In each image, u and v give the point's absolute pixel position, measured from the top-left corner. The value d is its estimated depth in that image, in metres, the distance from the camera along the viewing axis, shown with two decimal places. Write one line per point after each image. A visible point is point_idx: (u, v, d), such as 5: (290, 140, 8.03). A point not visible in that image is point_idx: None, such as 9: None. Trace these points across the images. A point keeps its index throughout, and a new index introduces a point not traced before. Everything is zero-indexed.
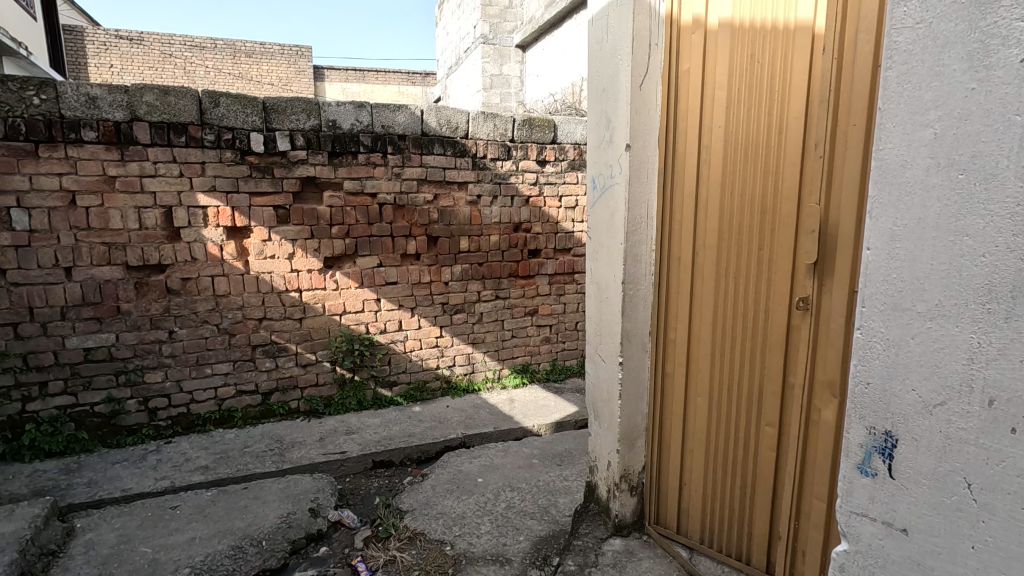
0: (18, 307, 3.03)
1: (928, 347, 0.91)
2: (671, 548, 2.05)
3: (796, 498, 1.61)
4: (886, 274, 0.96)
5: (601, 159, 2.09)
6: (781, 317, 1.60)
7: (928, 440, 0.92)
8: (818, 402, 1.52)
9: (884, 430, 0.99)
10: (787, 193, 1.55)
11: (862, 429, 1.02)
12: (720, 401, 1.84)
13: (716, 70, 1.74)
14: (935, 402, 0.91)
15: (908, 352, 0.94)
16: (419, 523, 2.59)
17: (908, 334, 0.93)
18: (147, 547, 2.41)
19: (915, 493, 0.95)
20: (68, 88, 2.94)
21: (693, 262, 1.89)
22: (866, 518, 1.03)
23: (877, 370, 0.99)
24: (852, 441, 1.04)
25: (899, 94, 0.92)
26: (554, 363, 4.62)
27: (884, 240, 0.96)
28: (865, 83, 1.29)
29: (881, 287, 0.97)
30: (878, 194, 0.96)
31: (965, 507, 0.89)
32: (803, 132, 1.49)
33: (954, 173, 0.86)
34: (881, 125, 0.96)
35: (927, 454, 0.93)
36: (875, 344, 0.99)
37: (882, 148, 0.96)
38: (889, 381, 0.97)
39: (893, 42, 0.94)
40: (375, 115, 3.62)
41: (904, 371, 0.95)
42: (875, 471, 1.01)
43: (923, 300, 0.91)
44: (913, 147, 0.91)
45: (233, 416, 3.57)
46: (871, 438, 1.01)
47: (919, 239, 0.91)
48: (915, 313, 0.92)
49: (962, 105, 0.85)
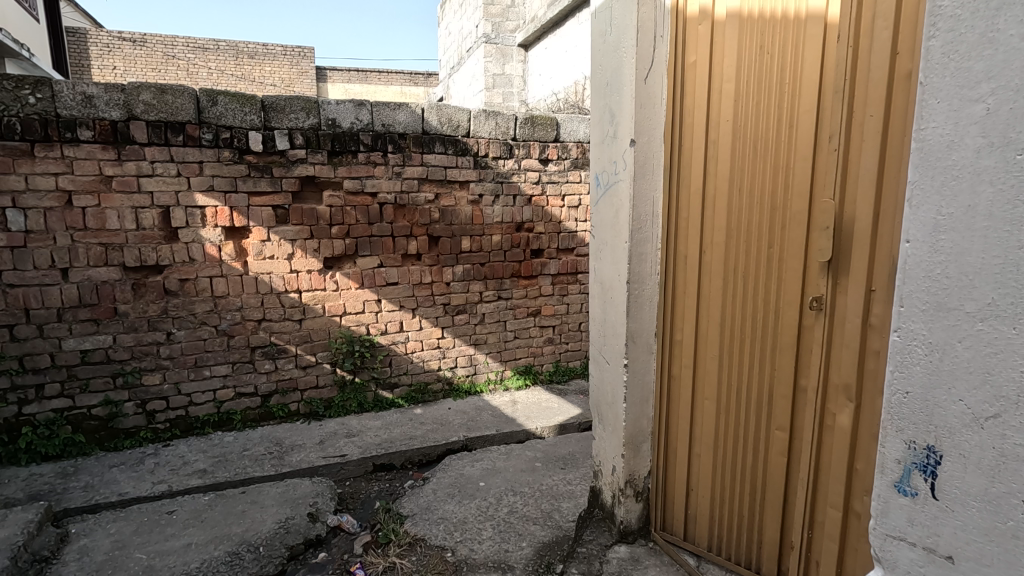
0: (14, 308, 2.99)
1: (978, 352, 0.85)
2: (678, 556, 1.99)
3: (808, 507, 1.54)
4: (929, 270, 0.90)
5: (605, 155, 2.03)
6: (793, 317, 1.54)
7: (978, 457, 0.86)
8: (832, 407, 1.45)
9: (924, 444, 0.94)
10: (798, 188, 1.49)
11: (901, 443, 0.98)
12: (729, 405, 1.78)
13: (723, 63, 1.68)
14: (986, 415, 0.85)
15: (955, 358, 0.88)
16: (420, 528, 2.54)
17: (954, 337, 0.87)
18: (142, 554, 2.36)
19: (962, 516, 0.89)
20: (64, 87, 2.90)
21: (699, 261, 1.84)
22: (906, 543, 0.98)
23: (917, 378, 0.94)
24: (889, 457, 1.00)
25: (946, 65, 0.87)
26: (557, 364, 4.56)
27: (927, 231, 0.90)
28: (883, 71, 1.23)
29: (923, 285, 0.92)
30: (920, 180, 0.91)
31: (1021, 534, 0.82)
32: (815, 125, 1.43)
33: (1010, 153, 0.80)
34: (923, 102, 0.91)
35: (977, 473, 0.87)
36: (916, 348, 0.93)
37: (925, 128, 0.90)
38: (932, 391, 0.92)
39: (937, 8, 0.88)
40: (375, 113, 3.57)
41: (950, 380, 0.89)
42: (916, 490, 0.96)
43: (973, 299, 0.85)
44: (962, 125, 0.85)
45: (232, 419, 3.53)
46: (911, 454, 0.96)
47: (967, 228, 0.85)
48: (964, 313, 0.86)
49: (1019, 75, 0.78)
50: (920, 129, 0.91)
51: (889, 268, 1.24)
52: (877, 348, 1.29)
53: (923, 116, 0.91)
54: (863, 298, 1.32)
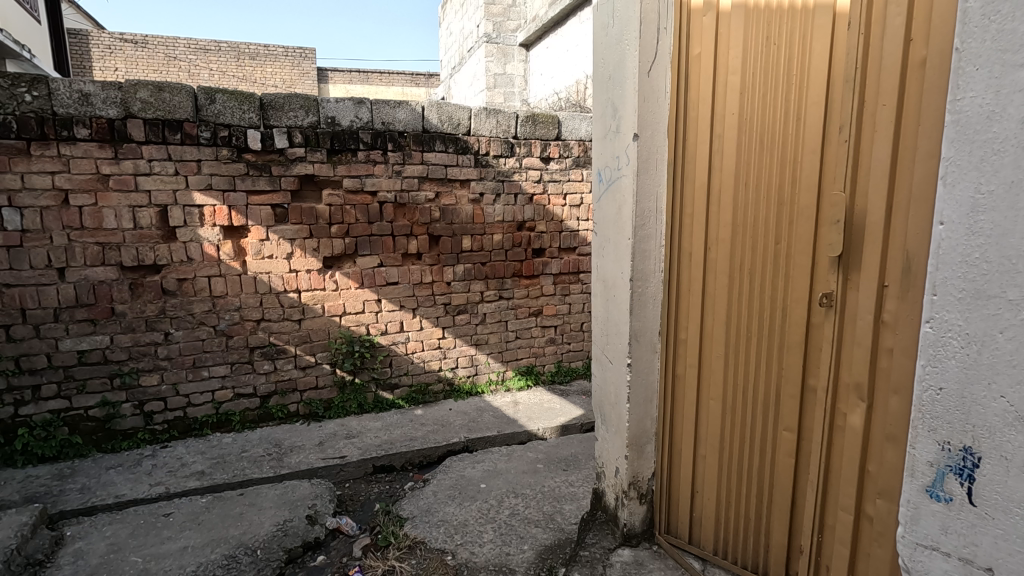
0: (9, 308, 2.95)
1: (1020, 344, 0.83)
2: (682, 560, 1.95)
3: (818, 511, 1.49)
4: (967, 254, 0.88)
5: (607, 151, 1.99)
6: (801, 315, 1.50)
7: (1022, 459, 0.84)
8: (843, 407, 1.40)
9: (960, 446, 0.92)
10: (806, 182, 1.44)
11: (934, 445, 0.96)
12: (735, 406, 1.74)
13: (729, 54, 1.64)
14: None
15: (995, 350, 0.86)
16: (420, 531, 2.50)
17: (995, 328, 0.86)
18: (137, 557, 2.33)
19: (1005, 524, 0.88)
20: (60, 85, 2.87)
21: (704, 259, 1.80)
22: (939, 553, 0.97)
23: (953, 373, 0.92)
24: (920, 459, 0.99)
25: (984, 30, 0.85)
26: (559, 364, 4.52)
27: (964, 211, 0.88)
28: (896, 58, 1.18)
29: (958, 271, 0.90)
30: (956, 155, 0.89)
31: None
32: (824, 117, 1.39)
33: None
34: (959, 70, 0.89)
35: (1019, 477, 0.85)
36: (951, 340, 0.92)
37: (961, 97, 0.88)
38: (969, 387, 0.90)
39: None
40: (375, 111, 3.54)
41: (990, 375, 0.87)
42: (952, 495, 0.95)
43: (1016, 287, 0.83)
44: (1003, 94, 0.82)
45: (231, 420, 3.49)
46: (945, 456, 0.95)
47: (1009, 207, 0.83)
48: (1005, 301, 0.84)
49: None
50: (956, 100, 0.89)
51: (903, 262, 1.20)
52: (890, 346, 1.25)
53: (960, 85, 0.88)
54: (875, 294, 1.27)
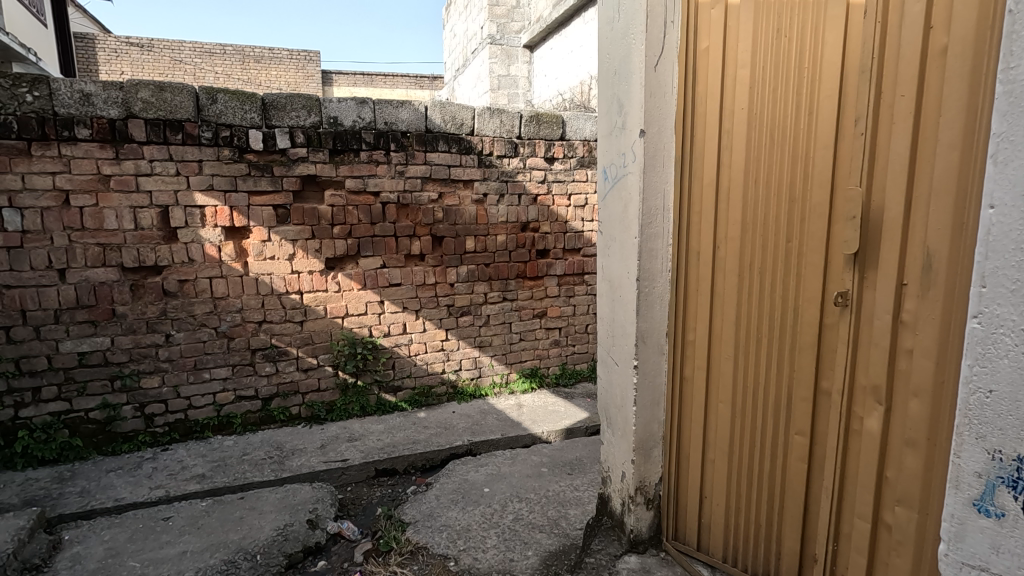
0: (10, 310, 2.94)
1: None
2: (690, 567, 1.89)
3: (833, 518, 1.43)
4: (1020, 242, 0.84)
5: (612, 147, 1.95)
6: (813, 315, 1.45)
7: None
8: (859, 409, 1.34)
9: (1013, 455, 0.88)
10: (819, 178, 1.40)
11: (983, 453, 0.92)
12: (744, 409, 1.70)
13: (737, 48, 1.60)
14: None
15: None
16: (422, 536, 2.45)
17: None
18: (135, 562, 2.30)
19: None
20: (61, 85, 2.85)
21: (713, 257, 1.76)
22: (987, 572, 0.93)
23: (1004, 375, 0.88)
24: (967, 469, 0.94)
25: None
26: (564, 367, 4.47)
27: (1017, 195, 0.84)
28: (915, 46, 1.13)
29: (1010, 261, 0.86)
30: (1009, 131, 0.85)
31: None
32: (838, 110, 1.34)
33: None
34: (1014, 35, 0.85)
35: None
36: (1004, 337, 0.87)
37: (1016, 68, 0.84)
38: (1022, 390, 0.86)
39: None
40: (378, 111, 3.51)
41: None
42: (1004, 510, 0.90)
43: None
44: None
45: (232, 422, 3.46)
46: (995, 466, 0.90)
47: None
48: None
49: None
50: (1009, 69, 0.85)
51: (923, 259, 1.15)
52: (910, 347, 1.19)
53: (1014, 52, 0.84)
54: (893, 292, 1.22)
